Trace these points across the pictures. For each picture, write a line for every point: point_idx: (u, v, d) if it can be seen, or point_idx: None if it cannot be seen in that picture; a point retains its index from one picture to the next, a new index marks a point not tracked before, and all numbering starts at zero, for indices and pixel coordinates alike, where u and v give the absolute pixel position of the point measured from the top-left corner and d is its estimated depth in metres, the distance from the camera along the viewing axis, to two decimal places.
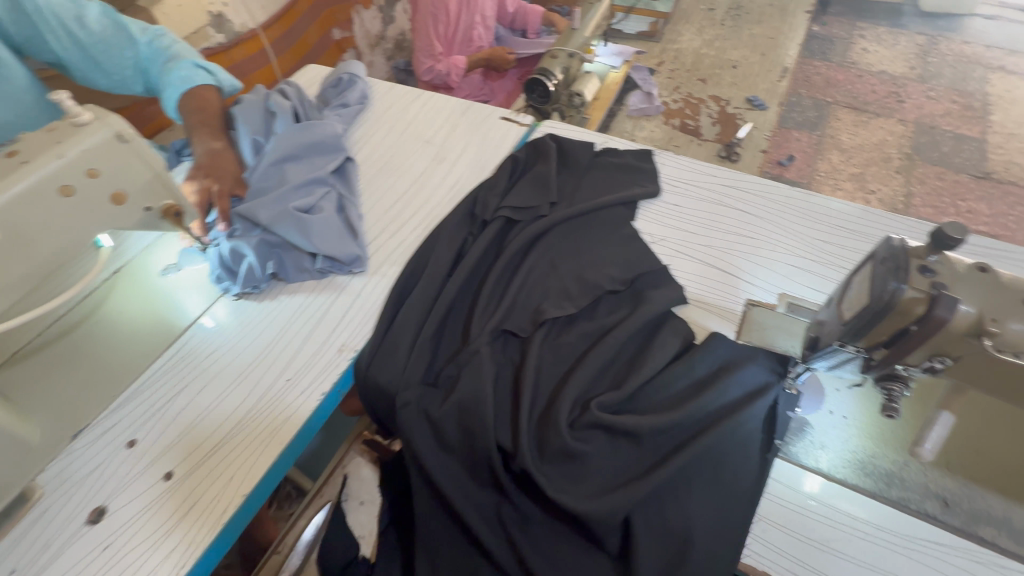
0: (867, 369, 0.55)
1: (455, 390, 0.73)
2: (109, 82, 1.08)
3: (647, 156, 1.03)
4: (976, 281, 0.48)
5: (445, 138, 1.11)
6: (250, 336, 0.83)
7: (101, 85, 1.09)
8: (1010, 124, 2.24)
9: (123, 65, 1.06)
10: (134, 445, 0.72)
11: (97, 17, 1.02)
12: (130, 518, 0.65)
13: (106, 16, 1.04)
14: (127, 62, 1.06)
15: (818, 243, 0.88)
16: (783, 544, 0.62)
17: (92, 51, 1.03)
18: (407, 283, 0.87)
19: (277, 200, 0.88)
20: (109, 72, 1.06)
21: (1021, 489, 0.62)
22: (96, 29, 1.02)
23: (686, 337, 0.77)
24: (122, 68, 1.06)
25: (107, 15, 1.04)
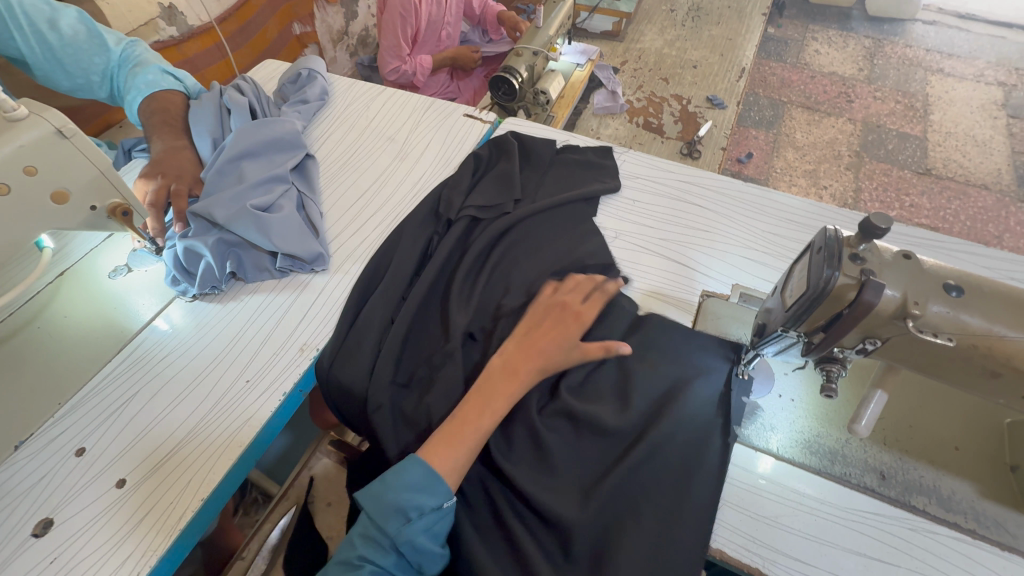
0: (807, 352, 0.58)
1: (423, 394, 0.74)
2: (71, 84, 1.04)
3: (607, 152, 1.05)
4: (901, 267, 0.51)
5: (408, 134, 1.11)
6: (205, 338, 0.81)
7: (62, 86, 1.04)
8: (948, 123, 2.38)
9: (90, 70, 1.02)
10: (83, 453, 0.69)
11: (71, 22, 1.00)
12: (79, 529, 0.63)
13: (81, 22, 1.02)
14: (96, 68, 1.03)
15: (768, 235, 0.93)
16: (736, 523, 0.65)
17: (60, 53, 0.99)
18: (369, 281, 0.86)
19: (233, 198, 0.86)
20: (73, 74, 1.02)
21: (949, 461, 0.67)
22: (69, 32, 0.99)
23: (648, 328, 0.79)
24: (88, 73, 1.03)
25: (82, 21, 1.02)
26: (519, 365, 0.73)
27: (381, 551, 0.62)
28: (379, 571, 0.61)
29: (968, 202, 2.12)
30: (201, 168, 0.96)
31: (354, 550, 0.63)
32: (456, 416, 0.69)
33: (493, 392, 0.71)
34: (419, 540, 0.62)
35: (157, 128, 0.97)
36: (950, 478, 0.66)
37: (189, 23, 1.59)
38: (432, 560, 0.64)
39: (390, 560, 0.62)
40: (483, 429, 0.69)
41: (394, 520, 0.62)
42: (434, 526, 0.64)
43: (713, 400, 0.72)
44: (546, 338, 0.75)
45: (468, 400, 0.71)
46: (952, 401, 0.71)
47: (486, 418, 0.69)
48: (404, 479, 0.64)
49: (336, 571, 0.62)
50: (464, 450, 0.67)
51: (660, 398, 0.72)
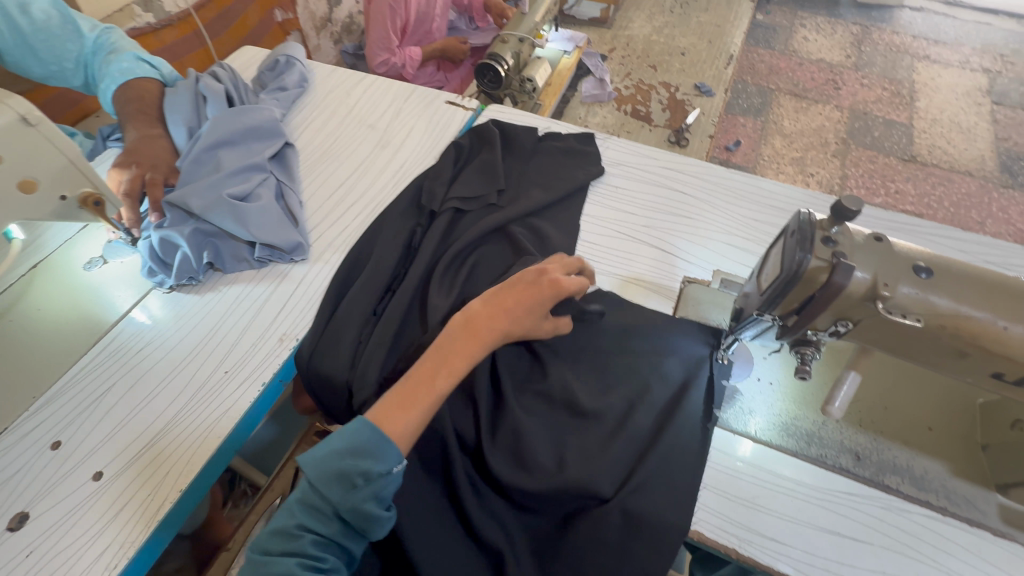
0: (782, 335, 0.59)
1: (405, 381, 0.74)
2: (44, 71, 1.01)
3: (589, 139, 1.04)
4: (871, 249, 0.52)
5: (389, 122, 1.09)
6: (184, 330, 0.80)
7: (33, 73, 1.01)
8: (934, 110, 2.40)
9: (64, 57, 1.00)
10: (59, 446, 0.68)
11: (43, 7, 0.96)
12: (56, 522, 0.62)
13: (54, 7, 0.98)
14: (70, 55, 1.00)
15: (749, 221, 0.93)
16: (714, 505, 0.66)
17: (31, 39, 0.96)
18: (349, 270, 0.85)
19: (209, 187, 0.84)
20: (45, 62, 0.99)
21: (922, 441, 0.68)
22: (41, 17, 0.96)
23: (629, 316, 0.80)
24: (61, 61, 1.00)
25: (55, 6, 0.98)
26: (481, 325, 0.69)
27: (325, 520, 0.59)
28: (322, 538, 0.59)
29: (952, 189, 2.14)
30: (177, 157, 0.94)
31: (294, 518, 0.60)
32: (412, 381, 0.65)
33: (455, 353, 0.67)
34: (363, 507, 0.58)
35: (132, 116, 0.95)
36: (923, 458, 0.67)
37: (166, 9, 1.55)
38: (380, 525, 0.60)
39: (334, 527, 0.59)
40: (440, 392, 0.65)
41: (337, 487, 0.59)
42: (384, 490, 0.59)
43: (692, 385, 0.72)
44: (510, 296, 0.71)
45: (426, 363, 0.67)
46: (926, 382, 0.72)
47: (443, 380, 0.65)
48: (351, 443, 0.60)
49: (274, 542, 0.59)
50: (420, 413, 0.64)
51: (641, 384, 0.73)
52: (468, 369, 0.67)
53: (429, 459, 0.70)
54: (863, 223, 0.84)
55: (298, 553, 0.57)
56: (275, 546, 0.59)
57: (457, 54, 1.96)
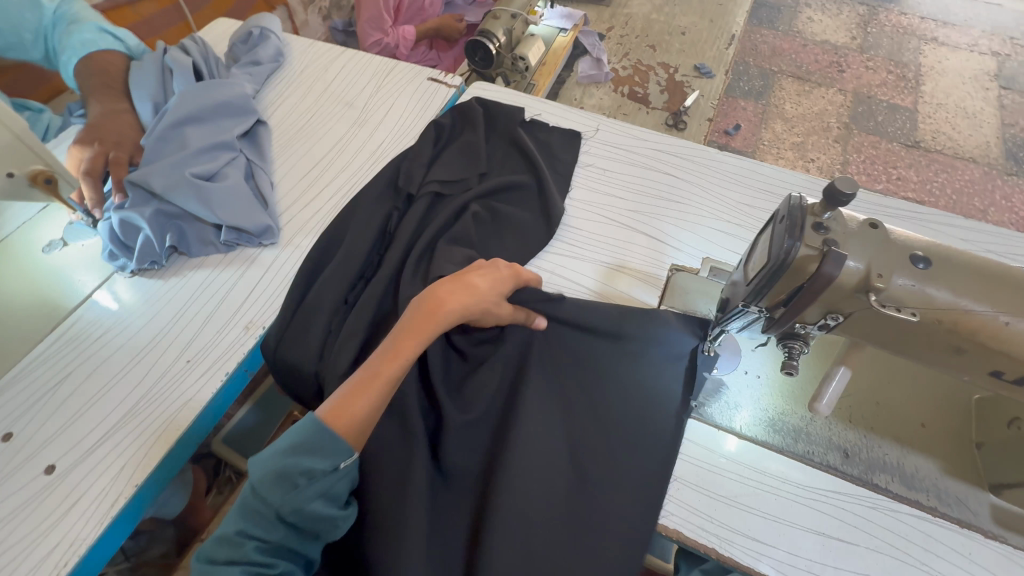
0: (769, 328, 0.55)
1: None
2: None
3: (574, 138, 0.97)
4: (866, 237, 0.48)
5: (369, 99, 1.04)
6: (145, 317, 0.76)
7: None
8: (939, 94, 2.33)
9: (20, 26, 0.94)
10: (10, 438, 0.65)
11: None
12: (3, 518, 0.59)
13: None
14: (27, 25, 0.95)
15: (741, 206, 0.89)
16: (695, 503, 0.63)
17: None
18: (320, 255, 0.80)
19: (172, 166, 0.80)
20: (1, 32, 0.94)
21: (913, 438, 0.65)
22: None
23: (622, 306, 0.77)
24: (18, 31, 0.95)
25: None
26: (434, 305, 0.67)
27: (269, 526, 0.58)
28: (267, 545, 0.58)
29: (955, 175, 2.09)
30: (141, 133, 0.89)
31: (237, 525, 0.59)
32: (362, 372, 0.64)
33: (406, 336, 0.65)
34: (309, 507, 0.57)
35: (95, 90, 0.90)
36: (914, 456, 0.64)
37: None
38: (331, 525, 0.59)
39: (279, 533, 0.58)
40: (391, 376, 0.64)
41: (279, 490, 0.57)
42: (332, 488, 0.58)
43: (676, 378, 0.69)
44: (466, 274, 0.70)
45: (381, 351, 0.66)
46: (920, 377, 0.69)
47: (391, 364, 0.64)
48: (295, 441, 0.59)
49: (221, 550, 0.58)
50: (371, 400, 0.62)
51: (623, 378, 0.69)
52: (421, 349, 0.66)
53: None
54: (859, 209, 0.81)
55: (244, 561, 0.57)
56: (222, 554, 0.58)
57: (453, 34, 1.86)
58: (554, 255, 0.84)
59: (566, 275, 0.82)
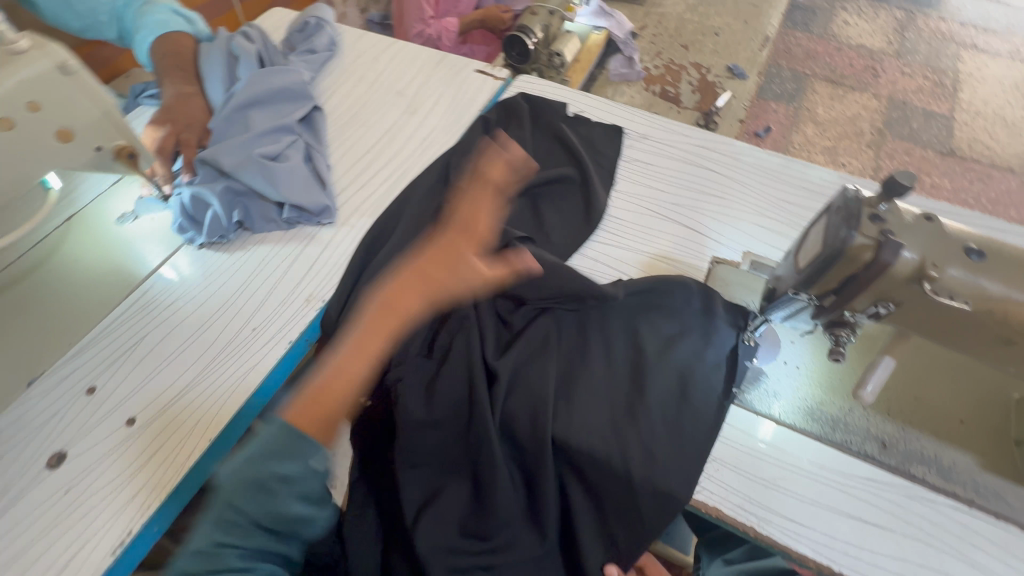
0: (817, 316, 0.58)
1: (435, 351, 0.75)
2: (81, 25, 1.02)
3: (616, 133, 0.99)
4: (921, 229, 0.50)
5: (418, 89, 1.08)
6: (212, 287, 0.81)
7: (71, 25, 1.02)
8: (978, 102, 2.29)
9: (97, 9, 1.00)
10: (94, 392, 0.70)
11: None
12: (90, 464, 0.64)
13: None
14: (102, 8, 1.00)
15: (783, 203, 0.90)
16: (733, 483, 0.66)
17: None
18: (375, 236, 0.84)
19: (240, 145, 0.85)
20: (80, 14, 1.00)
21: (952, 433, 0.67)
22: None
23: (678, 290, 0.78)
24: (95, 13, 1.00)
25: None
26: (396, 302, 0.67)
27: (247, 533, 0.64)
28: (245, 551, 0.64)
29: (991, 185, 2.06)
30: (212, 115, 0.94)
31: (210, 538, 0.64)
32: (328, 377, 0.65)
33: (373, 336, 0.66)
34: (285, 509, 0.63)
35: (170, 72, 0.95)
36: (953, 450, 0.66)
37: None
38: (308, 527, 0.68)
39: (255, 540, 0.65)
40: (359, 375, 0.65)
41: (256, 498, 0.62)
42: (307, 489, 0.64)
43: (716, 366, 0.71)
44: (428, 265, 0.68)
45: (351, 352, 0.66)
46: (962, 374, 0.70)
47: (356, 363, 0.65)
48: (265, 449, 0.61)
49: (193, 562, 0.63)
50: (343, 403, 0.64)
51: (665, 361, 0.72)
52: (385, 345, 0.67)
53: (453, 427, 0.72)
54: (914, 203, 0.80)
55: (222, 568, 0.63)
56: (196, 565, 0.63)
57: (498, 24, 1.90)
58: (597, 244, 0.87)
59: (609, 263, 0.85)
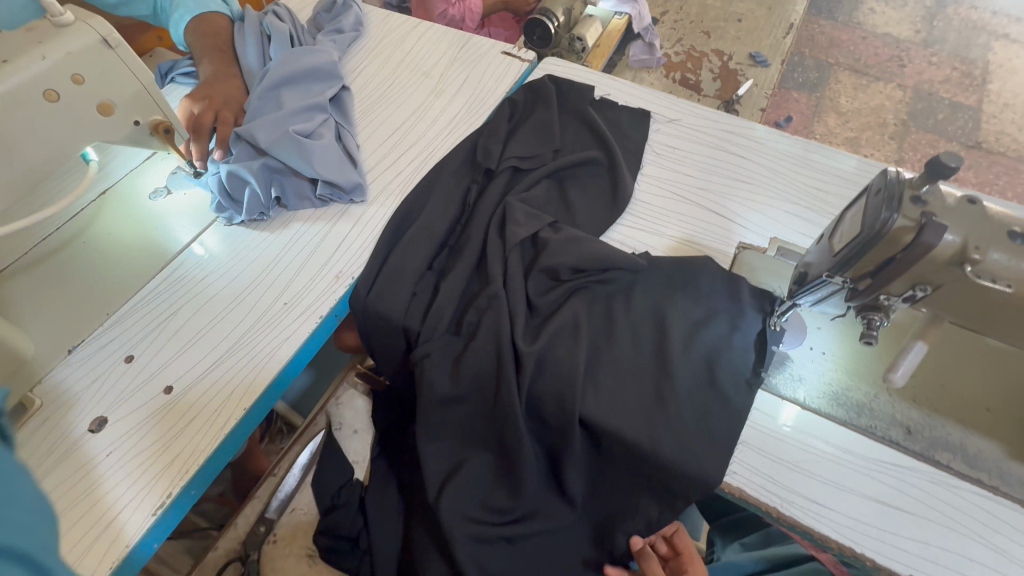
0: (851, 299, 0.58)
1: (463, 329, 0.76)
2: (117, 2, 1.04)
3: (643, 118, 0.99)
4: (963, 211, 0.51)
5: (444, 70, 1.08)
6: (242, 262, 0.82)
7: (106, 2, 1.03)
8: (1007, 94, 2.24)
9: None
10: (132, 361, 0.72)
11: None
12: (130, 429, 0.66)
13: None
14: None
15: (811, 189, 0.90)
16: (757, 464, 0.66)
17: None
18: (403, 216, 0.85)
19: (274, 122, 0.86)
20: None
21: (979, 421, 0.67)
22: None
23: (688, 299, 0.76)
24: None
25: None
26: None
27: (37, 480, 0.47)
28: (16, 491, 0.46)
29: (1017, 179, 2.02)
30: (247, 94, 0.95)
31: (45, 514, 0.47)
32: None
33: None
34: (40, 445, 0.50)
35: (206, 51, 0.97)
36: (978, 438, 0.66)
37: None
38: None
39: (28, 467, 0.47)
40: None
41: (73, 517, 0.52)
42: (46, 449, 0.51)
43: (742, 350, 0.72)
44: None
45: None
46: (990, 363, 0.70)
47: None
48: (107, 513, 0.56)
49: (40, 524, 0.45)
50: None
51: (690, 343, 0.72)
52: None
53: (480, 403, 0.73)
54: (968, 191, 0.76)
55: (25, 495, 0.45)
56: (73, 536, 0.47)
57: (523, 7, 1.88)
58: (622, 226, 0.87)
59: (633, 247, 0.85)
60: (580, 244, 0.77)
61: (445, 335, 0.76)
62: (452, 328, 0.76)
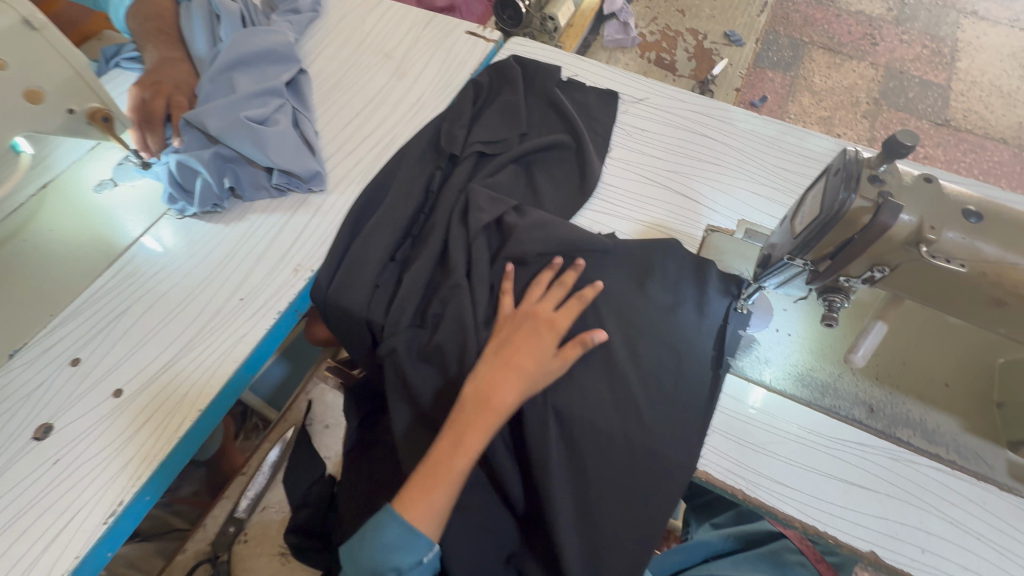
0: (812, 281, 0.58)
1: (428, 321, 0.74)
2: None
3: (611, 99, 0.97)
4: (919, 191, 0.51)
5: (406, 52, 1.04)
6: (197, 256, 0.79)
7: None
8: (975, 71, 2.26)
9: None
10: (79, 364, 0.69)
11: None
12: (80, 434, 0.64)
13: None
14: None
15: (779, 169, 0.89)
16: (724, 448, 0.67)
17: None
18: (365, 205, 0.83)
19: (225, 108, 0.81)
20: None
21: (937, 397, 0.68)
22: None
23: (655, 280, 0.75)
24: None
25: None
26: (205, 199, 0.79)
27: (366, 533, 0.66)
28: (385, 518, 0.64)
29: (984, 156, 2.05)
30: (198, 79, 0.90)
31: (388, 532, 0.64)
32: (439, 443, 0.65)
33: (524, 348, 0.68)
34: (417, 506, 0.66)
35: (152, 36, 0.92)
36: (937, 413, 0.67)
37: None
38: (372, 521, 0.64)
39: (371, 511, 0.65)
40: None
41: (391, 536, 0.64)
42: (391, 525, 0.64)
43: (708, 334, 0.71)
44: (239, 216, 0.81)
45: (493, 361, 0.68)
46: (949, 339, 0.71)
47: None
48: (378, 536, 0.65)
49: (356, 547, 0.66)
50: (445, 491, 0.64)
51: (658, 330, 0.71)
52: None
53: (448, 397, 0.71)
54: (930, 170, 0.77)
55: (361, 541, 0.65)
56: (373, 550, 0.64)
57: None
58: (591, 211, 0.86)
59: (602, 231, 0.84)
60: (546, 228, 0.76)
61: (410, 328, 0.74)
62: (416, 321, 0.75)
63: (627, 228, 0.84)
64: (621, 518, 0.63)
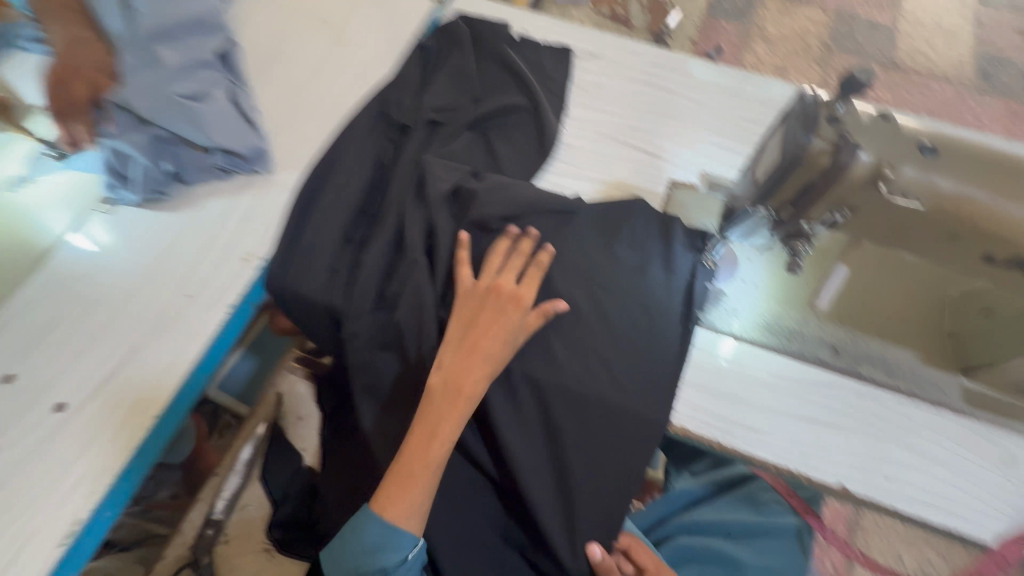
0: (775, 230, 0.59)
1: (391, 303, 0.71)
2: None
3: (566, 55, 0.92)
4: (878, 129, 0.51)
5: (344, 17, 0.96)
6: (133, 252, 0.72)
7: None
8: (919, 11, 2.28)
9: None
10: (13, 380, 0.63)
11: None
12: (24, 454, 0.59)
13: None
14: None
15: (737, 119, 0.88)
16: (698, 401, 0.67)
17: None
18: (313, 186, 0.77)
19: (150, 85, 0.74)
20: None
21: (896, 332, 0.70)
22: None
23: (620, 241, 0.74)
24: None
25: None
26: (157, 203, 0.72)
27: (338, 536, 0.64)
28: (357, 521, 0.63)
29: (930, 96, 2.09)
30: None
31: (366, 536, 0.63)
32: (412, 437, 0.64)
33: (490, 331, 0.65)
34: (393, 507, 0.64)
35: None
36: (897, 347, 0.69)
37: None
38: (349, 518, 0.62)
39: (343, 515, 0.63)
40: None
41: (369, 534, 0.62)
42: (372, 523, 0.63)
43: (677, 292, 0.70)
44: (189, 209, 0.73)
45: (459, 349, 0.65)
46: (906, 275, 0.73)
47: None
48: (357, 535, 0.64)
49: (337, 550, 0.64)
50: (421, 490, 0.63)
51: (627, 291, 0.70)
52: None
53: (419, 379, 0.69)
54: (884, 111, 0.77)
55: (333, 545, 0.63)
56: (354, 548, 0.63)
57: None
58: (552, 174, 0.83)
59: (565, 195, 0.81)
60: (507, 191, 0.73)
61: (374, 311, 0.71)
62: (380, 303, 0.71)
63: (591, 190, 0.82)
64: (603, 479, 0.64)
